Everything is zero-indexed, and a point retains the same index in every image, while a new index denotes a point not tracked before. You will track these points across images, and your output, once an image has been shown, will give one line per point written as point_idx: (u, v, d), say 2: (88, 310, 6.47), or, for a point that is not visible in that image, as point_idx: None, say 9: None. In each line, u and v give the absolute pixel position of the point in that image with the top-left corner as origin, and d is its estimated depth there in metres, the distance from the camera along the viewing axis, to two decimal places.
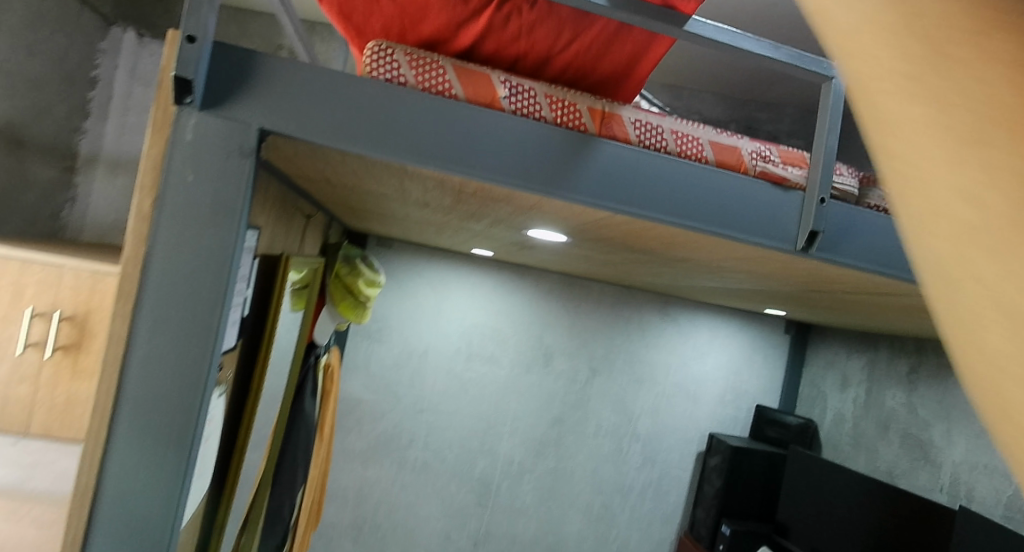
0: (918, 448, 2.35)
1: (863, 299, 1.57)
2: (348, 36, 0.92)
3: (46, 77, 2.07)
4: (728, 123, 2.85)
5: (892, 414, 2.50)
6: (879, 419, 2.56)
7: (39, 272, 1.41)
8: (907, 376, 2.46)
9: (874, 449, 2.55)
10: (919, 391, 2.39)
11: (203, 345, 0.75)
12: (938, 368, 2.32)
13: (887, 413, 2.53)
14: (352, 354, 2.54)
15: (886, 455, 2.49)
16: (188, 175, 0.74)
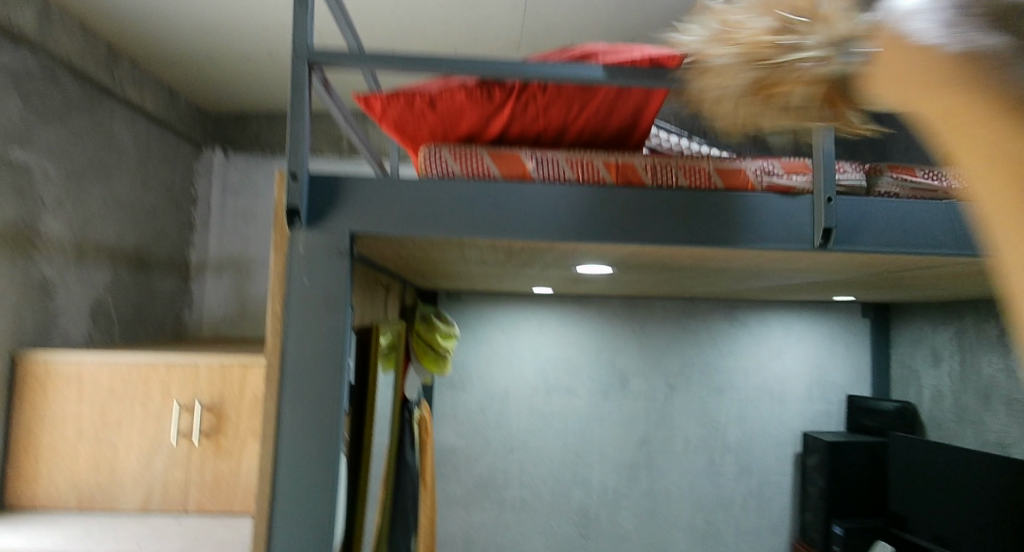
0: None
1: (919, 275, 1.60)
2: (406, 147, 1.13)
3: (158, 204, 2.45)
4: None
5: (991, 382, 2.31)
6: (980, 389, 2.37)
7: (181, 369, 1.70)
8: (999, 339, 2.28)
9: (980, 422, 2.37)
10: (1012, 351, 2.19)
11: (332, 411, 0.95)
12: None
13: (987, 381, 2.34)
14: (441, 404, 2.74)
15: (994, 427, 2.30)
16: (304, 278, 0.95)
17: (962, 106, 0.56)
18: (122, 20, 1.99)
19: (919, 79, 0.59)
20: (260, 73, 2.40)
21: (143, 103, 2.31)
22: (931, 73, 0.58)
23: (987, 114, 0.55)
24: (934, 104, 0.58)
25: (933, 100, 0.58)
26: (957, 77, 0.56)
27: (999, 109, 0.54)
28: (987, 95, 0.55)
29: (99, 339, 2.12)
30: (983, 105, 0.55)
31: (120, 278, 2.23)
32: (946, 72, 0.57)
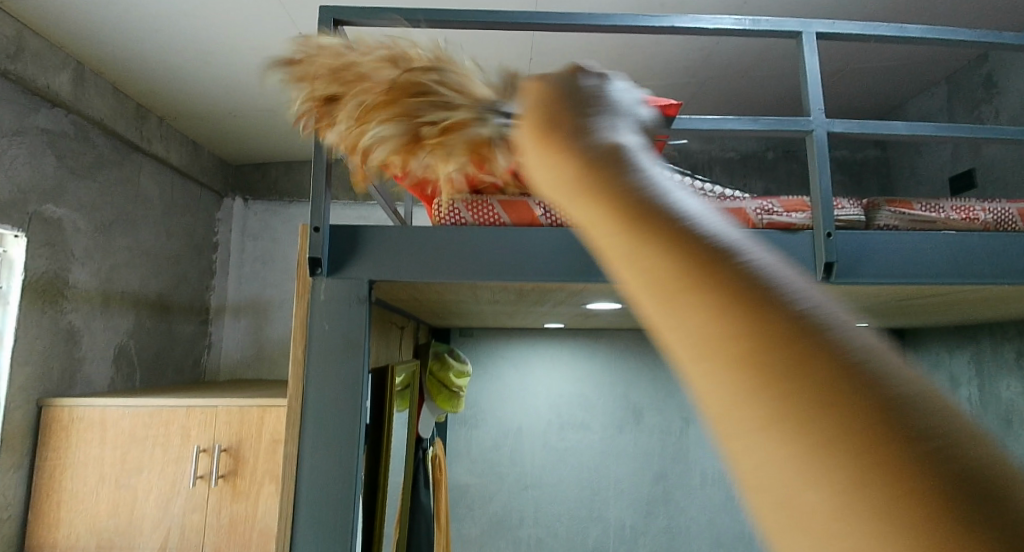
0: None
1: (929, 304, 1.61)
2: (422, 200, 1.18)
3: (180, 252, 2.54)
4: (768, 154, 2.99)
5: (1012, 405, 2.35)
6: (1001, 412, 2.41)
7: (201, 413, 1.74)
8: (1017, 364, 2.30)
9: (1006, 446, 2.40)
10: None
11: (350, 453, 0.98)
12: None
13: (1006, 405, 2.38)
14: (454, 442, 2.74)
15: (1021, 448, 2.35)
16: (324, 324, 1.00)
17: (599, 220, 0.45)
18: (152, 83, 2.11)
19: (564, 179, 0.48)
20: (280, 125, 2.50)
21: (170, 158, 2.42)
22: (611, 220, 0.44)
23: (695, 297, 0.39)
24: (627, 261, 0.42)
25: (630, 267, 0.42)
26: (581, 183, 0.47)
27: (717, 292, 0.39)
28: (692, 254, 0.40)
29: (122, 384, 2.17)
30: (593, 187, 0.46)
31: (144, 324, 2.30)
32: (621, 217, 0.43)
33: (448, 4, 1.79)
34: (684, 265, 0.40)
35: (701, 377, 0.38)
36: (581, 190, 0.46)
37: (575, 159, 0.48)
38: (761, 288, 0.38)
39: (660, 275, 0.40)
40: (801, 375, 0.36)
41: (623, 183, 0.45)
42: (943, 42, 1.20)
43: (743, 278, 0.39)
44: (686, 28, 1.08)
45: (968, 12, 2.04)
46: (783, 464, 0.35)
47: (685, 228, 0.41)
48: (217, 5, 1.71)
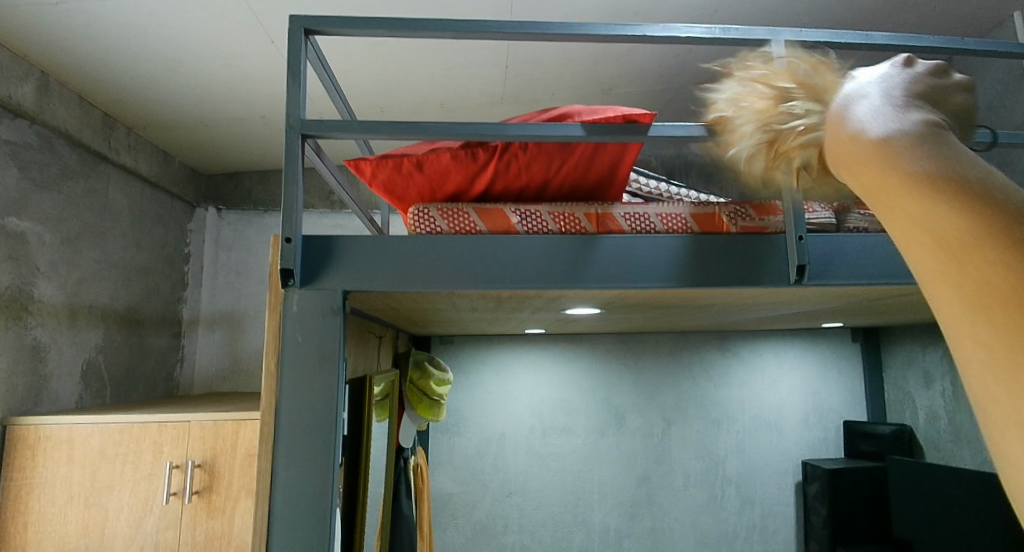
0: None
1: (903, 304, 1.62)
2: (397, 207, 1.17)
3: (151, 264, 2.49)
4: None
5: None
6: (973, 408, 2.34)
7: (173, 429, 1.70)
8: None
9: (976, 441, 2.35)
10: None
11: (327, 465, 0.96)
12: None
13: None
14: (436, 450, 2.72)
15: None
16: (299, 336, 0.98)
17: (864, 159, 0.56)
18: (120, 92, 2.06)
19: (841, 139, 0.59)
20: (252, 133, 2.46)
21: (139, 168, 2.36)
22: (878, 166, 0.54)
23: (933, 201, 0.50)
24: (876, 179, 0.54)
25: (893, 204, 0.52)
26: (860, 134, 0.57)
27: (955, 190, 0.49)
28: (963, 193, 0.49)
29: (91, 401, 2.11)
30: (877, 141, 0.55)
31: (114, 339, 2.24)
32: (875, 145, 0.55)
33: (419, 10, 1.78)
34: (927, 180, 0.50)
35: (917, 248, 0.50)
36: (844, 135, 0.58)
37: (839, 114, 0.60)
38: (993, 192, 0.48)
39: (909, 186, 0.51)
40: (1020, 248, 0.46)
41: (867, 124, 0.57)
42: (907, 46, 1.21)
43: (974, 182, 0.49)
44: (658, 36, 1.09)
45: (931, 18, 2.08)
46: (974, 309, 0.46)
47: (927, 157, 0.52)
48: (187, 14, 1.68)
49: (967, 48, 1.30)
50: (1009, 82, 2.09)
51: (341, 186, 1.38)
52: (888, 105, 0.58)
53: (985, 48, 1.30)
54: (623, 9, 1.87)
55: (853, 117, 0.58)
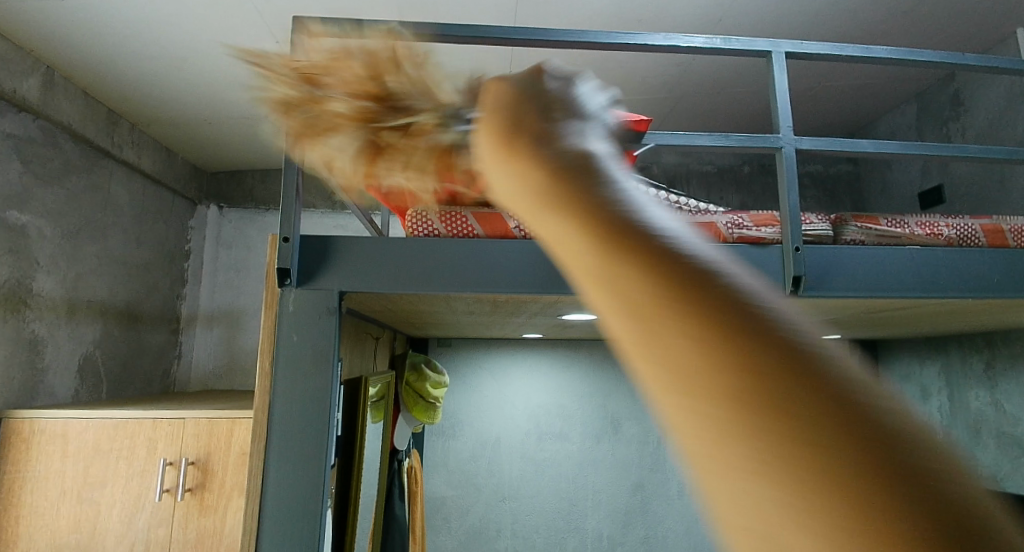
0: (1015, 446, 2.11)
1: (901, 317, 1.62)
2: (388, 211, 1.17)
3: (150, 260, 2.49)
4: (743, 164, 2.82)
5: (980, 416, 2.24)
6: (968, 423, 2.29)
7: (168, 425, 1.70)
8: (985, 374, 2.22)
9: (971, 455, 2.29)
10: (1000, 385, 2.14)
11: (318, 465, 0.96)
12: (1013, 359, 2.08)
13: (974, 415, 2.27)
14: (431, 453, 2.72)
15: (985, 459, 2.24)
16: (293, 336, 0.98)
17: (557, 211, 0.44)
18: (125, 88, 2.07)
19: (530, 185, 0.46)
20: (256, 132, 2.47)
21: (141, 164, 2.37)
22: (577, 231, 0.42)
23: (683, 355, 0.37)
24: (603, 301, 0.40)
25: (589, 279, 0.41)
26: (550, 182, 0.45)
27: (707, 324, 0.37)
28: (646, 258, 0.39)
29: (87, 396, 2.12)
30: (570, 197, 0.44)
31: (111, 334, 2.24)
32: (596, 236, 0.41)
33: (423, 15, 1.79)
34: (674, 301, 0.38)
35: (618, 340, 0.39)
36: (528, 181, 0.46)
37: (550, 166, 0.46)
38: (699, 276, 0.38)
39: (649, 317, 0.38)
40: (740, 349, 0.36)
41: (597, 198, 0.43)
42: (907, 62, 1.22)
43: (644, 235, 0.40)
44: (659, 46, 1.10)
45: (934, 34, 2.09)
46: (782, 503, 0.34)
47: (654, 257, 0.39)
48: (192, 12, 1.69)
49: (969, 64, 1.31)
50: (1010, 99, 2.10)
51: None
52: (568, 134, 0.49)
53: (986, 63, 1.30)
54: (628, 17, 1.88)
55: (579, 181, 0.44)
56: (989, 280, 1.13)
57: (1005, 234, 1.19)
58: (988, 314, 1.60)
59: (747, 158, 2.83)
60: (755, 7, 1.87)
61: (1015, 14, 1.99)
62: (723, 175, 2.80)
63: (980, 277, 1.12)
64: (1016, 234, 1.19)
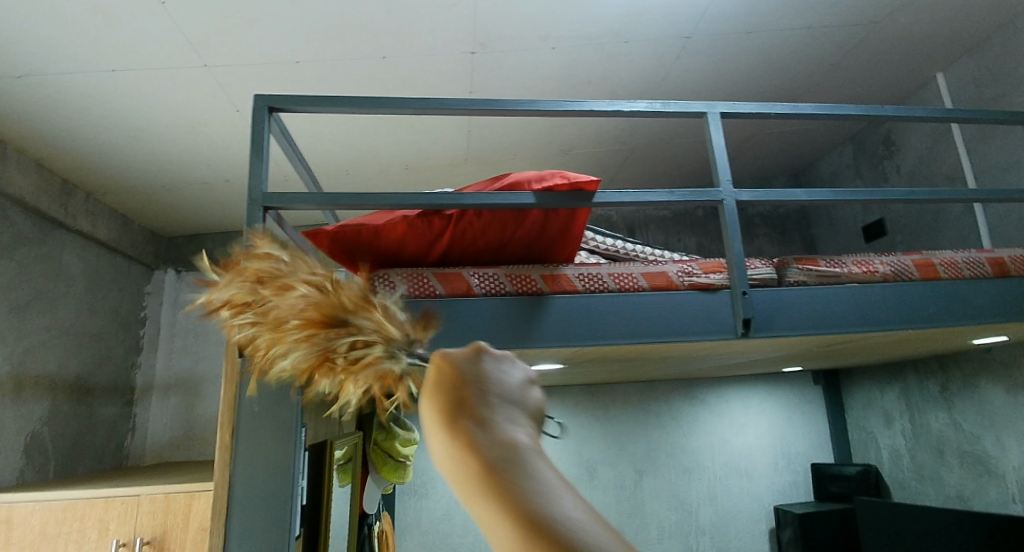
0: (978, 463, 2.15)
1: (857, 348, 1.68)
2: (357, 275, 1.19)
3: (104, 329, 2.42)
4: (696, 209, 2.93)
5: (941, 437, 2.29)
6: (931, 444, 2.34)
7: (121, 503, 1.62)
8: (941, 395, 2.30)
9: (938, 477, 2.32)
10: (957, 405, 2.22)
11: (280, 538, 0.95)
12: (967, 381, 2.17)
13: (935, 436, 2.33)
14: (402, 514, 2.63)
15: (952, 480, 2.26)
16: (254, 406, 0.99)
17: (448, 437, 0.52)
18: (81, 158, 2.06)
19: (440, 410, 0.54)
20: (218, 197, 2.47)
21: (96, 233, 2.33)
22: (448, 445, 0.52)
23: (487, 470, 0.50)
24: (449, 449, 0.52)
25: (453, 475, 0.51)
26: (441, 411, 0.53)
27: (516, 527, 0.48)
28: (483, 469, 0.50)
29: (33, 478, 2.00)
30: (454, 413, 0.53)
31: (60, 409, 2.15)
32: (463, 455, 0.51)
33: (383, 81, 1.84)
34: (503, 447, 0.52)
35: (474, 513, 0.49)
36: (433, 403, 0.54)
37: (452, 399, 0.54)
38: (508, 478, 0.50)
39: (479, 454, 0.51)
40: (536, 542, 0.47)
41: (478, 437, 0.52)
42: (833, 115, 1.32)
43: (477, 447, 0.51)
44: (604, 111, 1.17)
45: (859, 85, 2.26)
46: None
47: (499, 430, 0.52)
48: (151, 84, 1.72)
49: (889, 115, 1.42)
50: (936, 139, 2.27)
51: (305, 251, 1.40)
52: (504, 370, 0.58)
53: (905, 114, 1.41)
54: (579, 79, 1.96)
55: (470, 375, 0.56)
56: (926, 311, 1.20)
57: (936, 268, 1.25)
58: (937, 340, 1.66)
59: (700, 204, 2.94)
60: (696, 66, 1.99)
61: (929, 65, 2.17)
62: (679, 220, 2.90)
63: (917, 309, 1.20)
64: (946, 266, 1.25)
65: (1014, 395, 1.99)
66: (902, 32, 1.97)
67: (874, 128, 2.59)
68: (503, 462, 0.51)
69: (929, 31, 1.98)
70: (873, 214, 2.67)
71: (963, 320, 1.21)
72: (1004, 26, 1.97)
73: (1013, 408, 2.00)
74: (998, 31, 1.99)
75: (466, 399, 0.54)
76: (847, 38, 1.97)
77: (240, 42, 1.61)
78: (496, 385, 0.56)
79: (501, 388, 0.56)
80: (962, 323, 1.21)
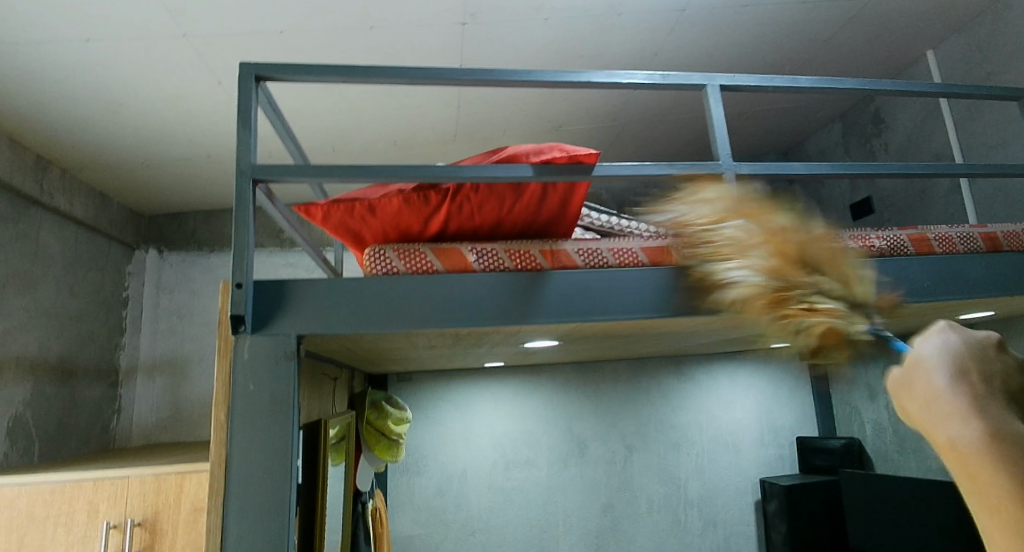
0: None
1: None
2: (352, 248, 1.16)
3: (86, 310, 2.37)
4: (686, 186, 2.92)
5: None
6: None
7: (110, 485, 1.59)
8: None
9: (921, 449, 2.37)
10: None
11: (279, 518, 0.93)
12: None
13: None
14: (395, 492, 2.62)
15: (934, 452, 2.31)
16: (250, 385, 0.96)
17: (933, 402, 0.67)
18: (55, 133, 1.99)
19: (921, 397, 0.69)
20: (200, 173, 2.41)
21: (73, 211, 2.27)
22: (934, 419, 0.67)
23: (977, 446, 0.64)
24: (949, 436, 0.65)
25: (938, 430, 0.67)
26: (926, 395, 0.68)
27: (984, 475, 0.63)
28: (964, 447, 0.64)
29: (18, 461, 1.97)
30: (934, 401, 0.67)
31: (43, 391, 2.11)
32: (940, 418, 0.67)
33: (370, 54, 1.79)
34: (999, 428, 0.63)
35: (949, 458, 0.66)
36: (915, 395, 0.69)
37: (927, 386, 0.68)
38: (991, 446, 0.63)
39: (976, 437, 0.64)
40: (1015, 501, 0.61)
41: (953, 406, 0.66)
42: (830, 88, 1.31)
43: (947, 411, 0.66)
44: (600, 82, 1.14)
45: (851, 60, 2.24)
46: (1003, 496, 0.62)
47: (970, 417, 0.65)
48: (127, 54, 1.66)
49: (886, 90, 1.41)
50: (924, 115, 2.27)
51: (295, 226, 1.36)
52: (953, 364, 0.68)
53: (901, 88, 1.41)
54: (570, 53, 1.93)
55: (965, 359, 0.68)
56: (921, 285, 1.20)
57: (930, 242, 1.27)
58: (926, 315, 1.67)
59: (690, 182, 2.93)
60: (688, 41, 1.96)
61: (920, 41, 2.16)
62: None
63: (911, 284, 1.20)
64: (941, 241, 1.28)
65: None
66: (893, 8, 1.96)
67: (864, 105, 2.59)
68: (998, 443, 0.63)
69: (922, 6, 1.96)
70: (861, 191, 2.68)
71: (957, 293, 1.22)
72: (995, 3, 1.96)
73: None
74: (989, 8, 1.98)
75: (937, 386, 0.68)
76: (839, 13, 1.95)
77: (221, 12, 1.55)
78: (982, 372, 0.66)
79: (964, 374, 0.67)
80: (954, 296, 1.22)
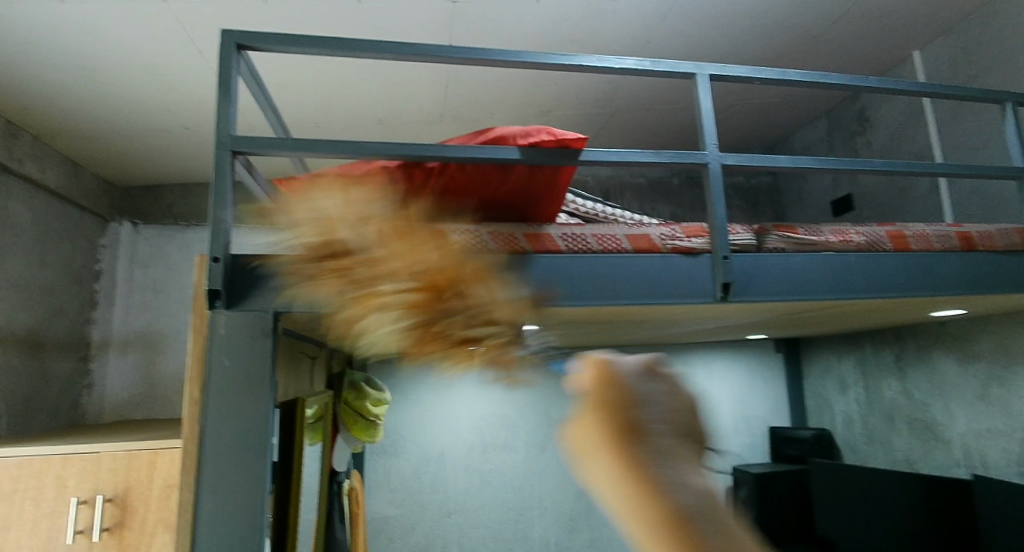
0: (926, 430, 2.25)
1: (827, 317, 1.71)
2: None
3: (56, 282, 2.31)
4: (670, 176, 2.93)
5: (894, 405, 2.39)
6: (883, 412, 2.44)
7: (80, 460, 1.57)
8: (896, 365, 2.39)
9: (887, 442, 2.43)
10: (910, 374, 2.31)
11: (254, 494, 0.93)
12: (921, 351, 2.25)
13: (888, 404, 2.42)
14: (372, 473, 2.62)
15: (900, 445, 2.37)
16: (226, 360, 0.96)
17: (602, 408, 0.70)
18: (24, 96, 1.93)
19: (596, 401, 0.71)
20: (178, 145, 2.35)
21: (44, 179, 2.21)
22: (599, 421, 0.69)
23: (629, 445, 0.68)
24: (611, 470, 0.67)
25: (592, 432, 0.69)
26: (597, 392, 0.71)
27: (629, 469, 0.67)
28: (619, 440, 0.68)
29: None
30: (604, 401, 0.70)
31: (10, 363, 2.06)
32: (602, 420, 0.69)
33: (357, 28, 1.76)
34: (658, 447, 0.68)
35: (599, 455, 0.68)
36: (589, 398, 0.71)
37: (602, 391, 0.71)
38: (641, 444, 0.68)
39: (639, 463, 0.67)
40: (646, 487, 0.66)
41: (620, 408, 0.70)
42: (818, 82, 1.31)
43: (616, 415, 0.69)
44: (590, 66, 1.13)
45: (839, 57, 2.25)
46: (633, 492, 0.66)
47: (640, 423, 0.69)
48: (102, 17, 1.61)
49: (873, 86, 1.42)
50: (907, 116, 2.30)
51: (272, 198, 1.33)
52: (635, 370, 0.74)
53: (887, 85, 1.41)
54: (562, 37, 1.92)
55: (625, 387, 0.72)
56: (896, 281, 1.22)
57: (908, 239, 1.26)
58: (901, 310, 1.70)
59: (675, 172, 2.94)
60: (679, 30, 1.96)
61: (907, 41, 2.18)
62: (654, 187, 2.89)
63: (887, 279, 1.21)
64: (918, 239, 1.27)
65: (964, 365, 2.08)
66: (882, 6, 1.97)
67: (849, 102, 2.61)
68: (654, 468, 0.67)
69: (910, 6, 1.98)
70: (842, 188, 2.71)
71: (930, 291, 1.24)
72: (981, 7, 1.98)
73: (962, 377, 2.09)
74: (975, 11, 2.00)
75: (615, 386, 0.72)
76: (830, 10, 1.95)
77: None
78: (642, 398, 0.71)
79: (636, 385, 0.72)
80: (928, 293, 1.24)
